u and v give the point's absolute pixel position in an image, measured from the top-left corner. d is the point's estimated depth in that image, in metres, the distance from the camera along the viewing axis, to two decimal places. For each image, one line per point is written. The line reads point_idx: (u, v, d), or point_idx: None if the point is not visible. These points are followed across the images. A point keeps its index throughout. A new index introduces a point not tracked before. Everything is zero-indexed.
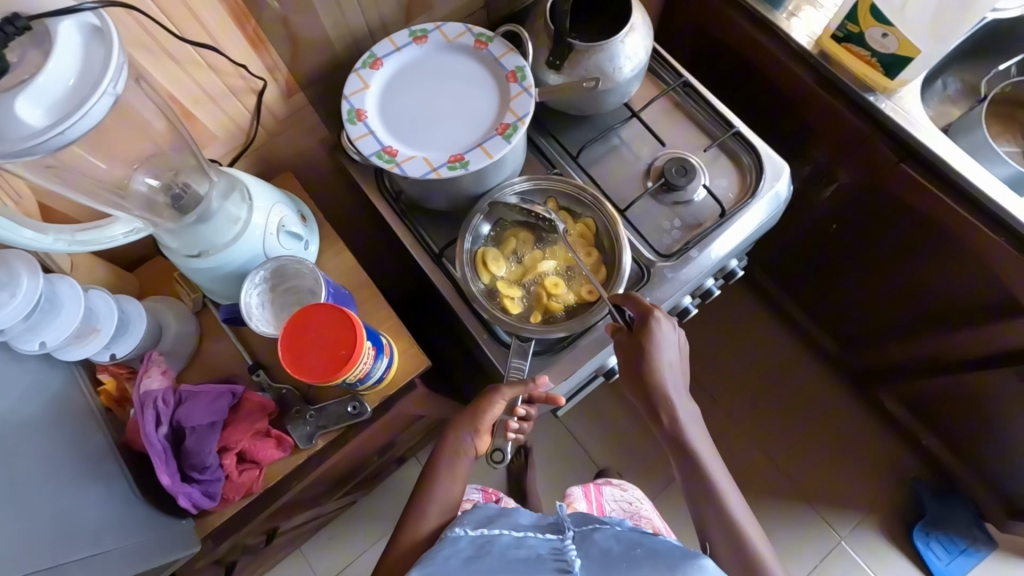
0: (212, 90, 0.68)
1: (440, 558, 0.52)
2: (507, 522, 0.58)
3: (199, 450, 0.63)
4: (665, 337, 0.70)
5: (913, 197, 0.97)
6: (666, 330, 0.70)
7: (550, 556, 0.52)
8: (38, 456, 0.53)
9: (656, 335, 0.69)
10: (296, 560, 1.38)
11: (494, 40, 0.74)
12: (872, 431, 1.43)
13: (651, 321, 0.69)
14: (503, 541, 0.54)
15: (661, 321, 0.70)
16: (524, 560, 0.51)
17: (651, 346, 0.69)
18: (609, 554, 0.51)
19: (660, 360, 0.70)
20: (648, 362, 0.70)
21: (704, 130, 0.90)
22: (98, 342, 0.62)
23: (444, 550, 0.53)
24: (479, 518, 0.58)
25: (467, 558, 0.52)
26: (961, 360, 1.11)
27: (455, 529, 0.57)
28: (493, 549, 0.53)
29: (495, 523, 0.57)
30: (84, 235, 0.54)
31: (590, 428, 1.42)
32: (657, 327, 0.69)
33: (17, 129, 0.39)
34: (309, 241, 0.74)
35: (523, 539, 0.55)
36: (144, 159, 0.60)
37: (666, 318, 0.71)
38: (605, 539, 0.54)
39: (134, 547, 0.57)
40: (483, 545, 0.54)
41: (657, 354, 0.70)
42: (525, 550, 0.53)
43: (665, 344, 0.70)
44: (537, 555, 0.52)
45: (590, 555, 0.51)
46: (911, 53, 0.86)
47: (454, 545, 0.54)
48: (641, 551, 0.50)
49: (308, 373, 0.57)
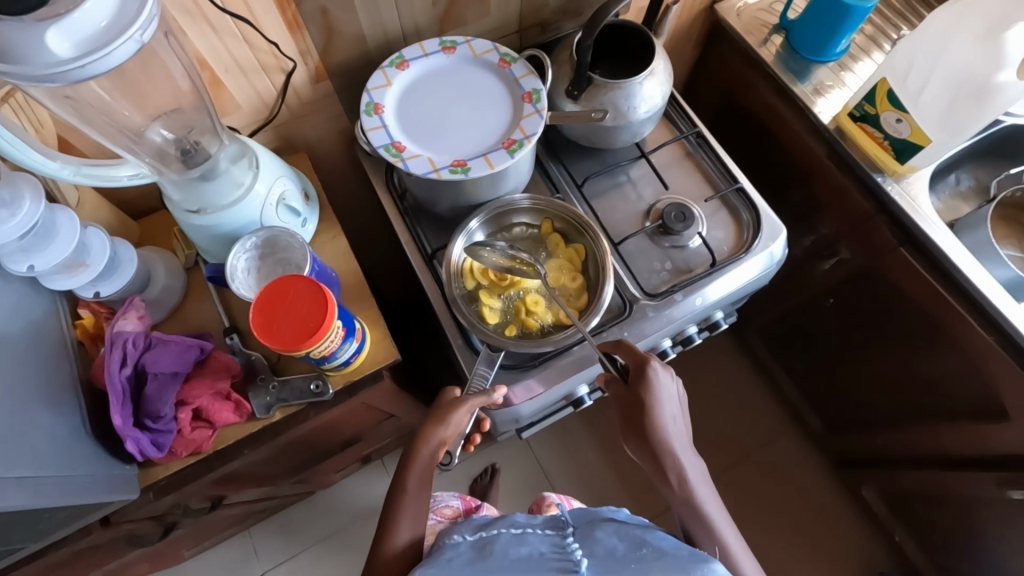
0: (244, 63, 0.71)
1: (443, 561, 0.55)
2: (505, 522, 0.60)
3: (157, 397, 0.65)
4: (662, 387, 0.70)
5: (911, 285, 0.94)
6: (664, 379, 0.70)
7: (554, 554, 0.54)
8: (4, 369, 0.55)
9: (653, 384, 0.69)
10: (242, 541, 1.36)
11: (517, 61, 0.78)
12: (845, 521, 1.36)
13: (648, 369, 0.70)
14: (504, 540, 0.57)
15: (657, 369, 0.70)
16: (528, 559, 0.54)
17: (650, 395, 0.69)
18: (613, 554, 0.53)
19: (662, 411, 0.69)
20: (648, 411, 0.69)
21: (710, 181, 0.91)
22: (84, 277, 0.65)
23: (446, 554, 0.55)
24: (479, 524, 0.61)
25: (470, 559, 0.54)
26: (941, 461, 1.06)
27: (455, 535, 0.59)
28: (496, 550, 0.55)
29: (495, 525, 0.59)
30: (92, 168, 0.58)
31: (559, 461, 1.40)
32: (654, 376, 0.70)
33: (44, 56, 0.42)
34: (307, 219, 0.76)
35: (524, 536, 0.57)
36: (165, 112, 0.63)
37: (663, 367, 0.71)
38: (607, 536, 0.55)
39: (72, 479, 0.57)
40: (485, 546, 0.56)
41: (659, 404, 0.69)
42: (528, 548, 0.55)
43: (665, 395, 0.70)
44: (541, 554, 0.54)
45: (595, 554, 0.53)
46: (923, 141, 0.85)
47: (456, 549, 0.56)
48: (647, 551, 0.52)
49: (274, 338, 0.58)
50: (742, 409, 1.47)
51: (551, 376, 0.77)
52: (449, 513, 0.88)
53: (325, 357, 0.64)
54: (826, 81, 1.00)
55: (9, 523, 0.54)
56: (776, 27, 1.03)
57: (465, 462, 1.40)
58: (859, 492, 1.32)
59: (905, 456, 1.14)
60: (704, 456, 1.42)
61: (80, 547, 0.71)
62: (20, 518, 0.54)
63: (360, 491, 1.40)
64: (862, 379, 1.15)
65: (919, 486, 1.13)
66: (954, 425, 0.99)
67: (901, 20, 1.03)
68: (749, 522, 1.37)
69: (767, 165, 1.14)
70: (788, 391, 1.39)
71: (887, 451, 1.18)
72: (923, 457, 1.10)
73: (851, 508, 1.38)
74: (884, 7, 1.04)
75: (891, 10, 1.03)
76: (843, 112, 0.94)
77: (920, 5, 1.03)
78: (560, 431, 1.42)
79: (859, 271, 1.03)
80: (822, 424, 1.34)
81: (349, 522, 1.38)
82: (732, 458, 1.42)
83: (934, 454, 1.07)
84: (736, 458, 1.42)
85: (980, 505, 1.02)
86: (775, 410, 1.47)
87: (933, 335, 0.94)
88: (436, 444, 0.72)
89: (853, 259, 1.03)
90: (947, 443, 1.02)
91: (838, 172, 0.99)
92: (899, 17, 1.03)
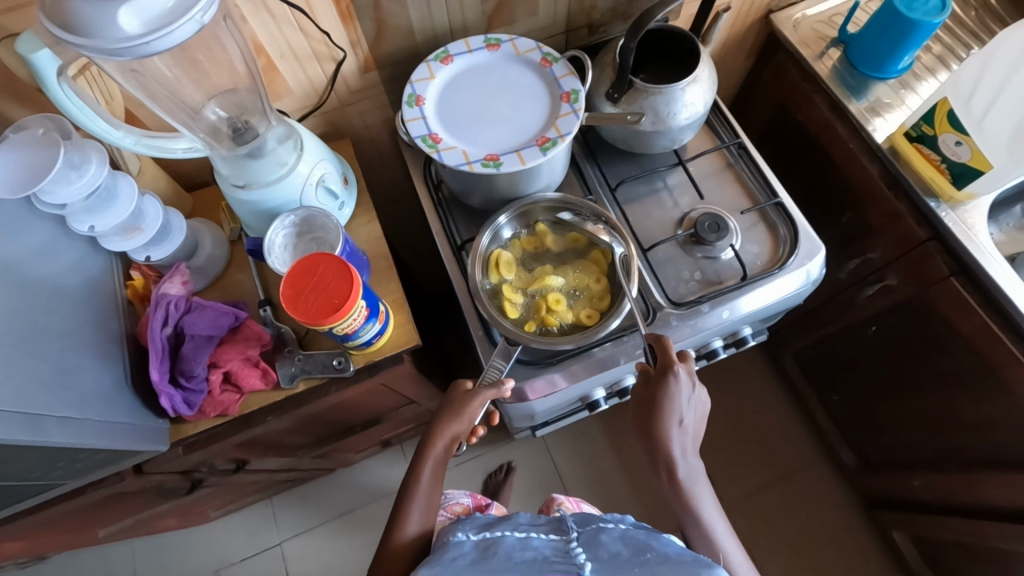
0: (298, 49, 0.74)
1: (446, 560, 0.53)
2: (508, 524, 0.58)
3: (192, 358, 0.69)
4: (679, 395, 0.69)
5: (959, 318, 0.87)
6: (685, 392, 0.70)
7: (557, 558, 0.52)
8: (62, 316, 0.60)
9: (671, 390, 0.69)
10: (265, 509, 1.42)
11: (559, 61, 0.79)
12: (873, 564, 1.29)
13: (670, 376, 0.69)
14: (508, 542, 0.55)
15: (679, 377, 0.69)
16: (532, 562, 0.52)
17: (664, 399, 0.69)
18: (618, 558, 0.51)
19: (672, 415, 0.70)
20: (658, 413, 0.70)
21: (749, 194, 0.89)
22: (138, 241, 0.70)
23: (449, 553, 0.53)
24: (480, 524, 0.58)
25: (472, 560, 0.52)
26: (979, 509, 1.00)
27: (457, 533, 0.57)
28: (499, 551, 0.53)
29: (498, 527, 0.57)
30: (152, 140, 0.63)
31: (575, 466, 1.39)
32: (673, 384, 0.69)
33: (114, 31, 0.47)
34: (345, 203, 0.79)
35: (527, 541, 0.55)
36: (221, 92, 0.69)
37: (687, 378, 0.70)
38: (612, 541, 0.54)
39: (112, 424, 0.62)
40: (488, 547, 0.54)
41: (672, 410, 0.69)
42: (532, 552, 0.54)
43: (680, 404, 0.70)
44: (543, 557, 0.53)
45: (600, 558, 0.52)
46: (983, 166, 0.79)
47: (459, 549, 0.54)
48: (652, 556, 0.51)
49: (300, 311, 0.61)
50: (769, 433, 1.42)
51: (568, 376, 0.77)
52: (460, 511, 0.86)
53: (347, 335, 0.67)
54: (883, 98, 0.95)
55: (51, 458, 0.59)
56: (834, 40, 0.99)
57: (480, 458, 1.41)
58: (888, 533, 1.26)
59: (942, 500, 1.07)
60: (726, 478, 1.38)
61: (114, 492, 0.76)
62: (60, 455, 0.59)
63: (378, 473, 1.43)
64: (901, 413, 1.09)
65: (953, 535, 1.06)
66: (997, 473, 0.93)
67: (973, 39, 0.97)
68: (766, 550, 1.31)
69: (814, 184, 1.10)
70: (820, 420, 1.33)
71: (921, 493, 1.11)
72: (962, 504, 1.03)
73: (879, 550, 1.30)
74: (955, 25, 0.98)
75: (962, 29, 0.98)
76: (900, 132, 0.89)
77: (995, 24, 0.97)
78: (578, 437, 1.41)
79: (905, 302, 0.96)
80: (854, 458, 1.28)
81: (366, 501, 1.41)
82: (756, 484, 1.37)
83: (969, 502, 1.00)
84: (758, 482, 1.37)
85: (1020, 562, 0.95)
86: (806, 440, 1.41)
87: (981, 376, 0.88)
88: (450, 438, 0.74)
89: (900, 287, 0.96)
90: (986, 491, 0.95)
91: (891, 195, 0.93)
92: (971, 35, 0.97)
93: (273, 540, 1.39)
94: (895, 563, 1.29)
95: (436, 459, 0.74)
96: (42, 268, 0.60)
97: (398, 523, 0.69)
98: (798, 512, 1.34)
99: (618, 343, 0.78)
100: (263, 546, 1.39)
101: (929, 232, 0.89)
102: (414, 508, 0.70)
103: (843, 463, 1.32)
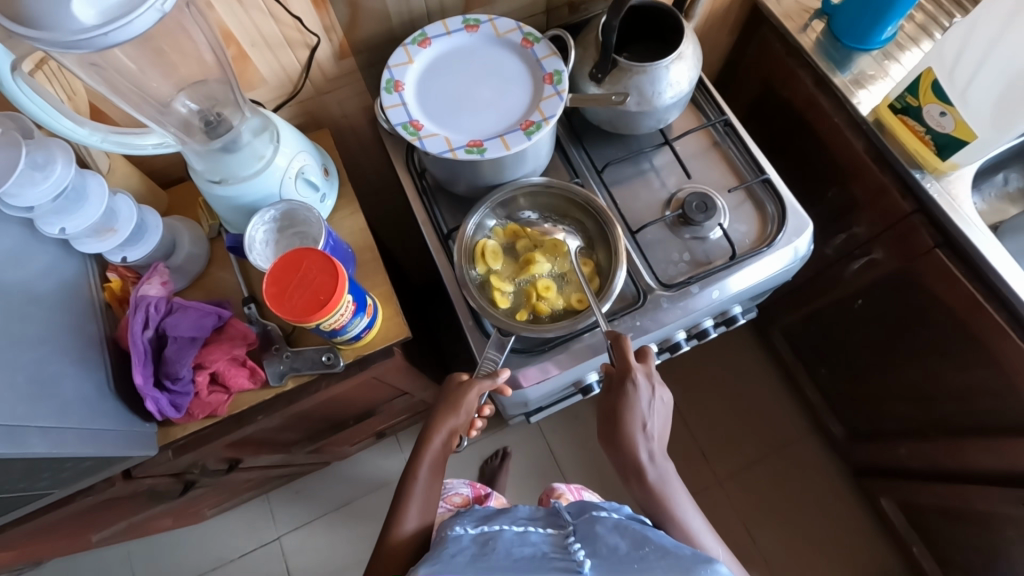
0: (270, 36, 0.72)
1: (445, 557, 0.52)
2: (506, 518, 0.60)
3: (176, 360, 0.67)
4: (638, 402, 0.70)
5: (944, 288, 0.88)
6: (644, 399, 0.70)
7: (557, 554, 0.52)
8: (38, 324, 0.58)
9: (631, 399, 0.70)
10: (262, 504, 1.42)
11: (541, 42, 0.77)
12: (862, 530, 1.33)
13: (628, 384, 0.70)
14: (506, 538, 0.55)
15: (638, 385, 0.70)
16: (532, 558, 0.52)
17: (624, 408, 0.70)
18: (617, 553, 0.51)
19: (633, 422, 0.70)
20: (620, 422, 0.71)
21: (736, 172, 0.88)
22: (113, 242, 0.68)
23: (448, 549, 0.53)
24: (478, 518, 0.60)
25: (472, 556, 0.52)
26: (965, 473, 1.02)
27: (456, 528, 0.57)
28: (497, 547, 0.54)
29: (496, 521, 0.59)
30: (120, 136, 0.60)
31: (570, 448, 1.40)
32: (632, 391, 0.70)
33: (70, 23, 0.45)
34: (326, 194, 0.77)
35: (526, 535, 0.56)
36: (190, 84, 0.66)
37: (646, 383, 0.70)
38: (609, 533, 0.54)
39: (96, 431, 0.61)
40: (487, 542, 0.55)
41: (633, 416, 0.70)
42: (531, 548, 0.54)
43: (642, 410, 0.70)
44: (542, 553, 0.53)
45: (599, 554, 0.51)
46: (967, 136, 0.79)
47: (458, 543, 0.54)
48: (650, 549, 0.50)
49: (284, 308, 0.60)
50: (759, 407, 1.44)
51: (559, 363, 0.77)
52: (459, 501, 0.86)
53: (335, 330, 0.66)
54: (868, 71, 0.94)
55: (36, 468, 0.58)
56: (817, 12, 0.98)
57: (476, 444, 1.41)
58: (876, 500, 1.29)
59: (927, 467, 1.10)
60: (719, 453, 1.40)
61: (104, 497, 0.75)
62: (45, 464, 0.58)
63: (374, 464, 1.43)
64: (888, 384, 1.11)
65: (939, 500, 1.09)
66: (980, 439, 0.95)
67: (956, 7, 0.96)
68: (758, 521, 1.33)
69: (800, 160, 1.09)
70: (808, 393, 1.35)
71: (908, 460, 1.13)
72: (947, 470, 1.05)
73: (867, 516, 1.33)
74: None
75: None
76: (885, 105, 0.89)
77: None
78: (572, 419, 1.42)
79: (891, 275, 0.97)
80: (843, 430, 1.30)
81: (363, 492, 1.41)
82: (748, 459, 1.39)
83: (954, 467, 1.03)
84: (750, 456, 1.39)
85: (1003, 523, 0.98)
86: (796, 413, 1.43)
87: (965, 345, 0.89)
88: (448, 432, 0.73)
89: (886, 261, 0.97)
90: (971, 456, 0.98)
91: (877, 169, 0.93)
92: (954, 4, 0.96)
93: (271, 535, 1.39)
94: (884, 529, 1.32)
95: (433, 455, 0.73)
96: (13, 275, 0.58)
97: (396, 520, 0.69)
98: (789, 484, 1.37)
99: (608, 328, 0.78)
100: (261, 542, 1.39)
101: (914, 205, 0.89)
102: (413, 504, 0.70)
103: (832, 434, 1.34)
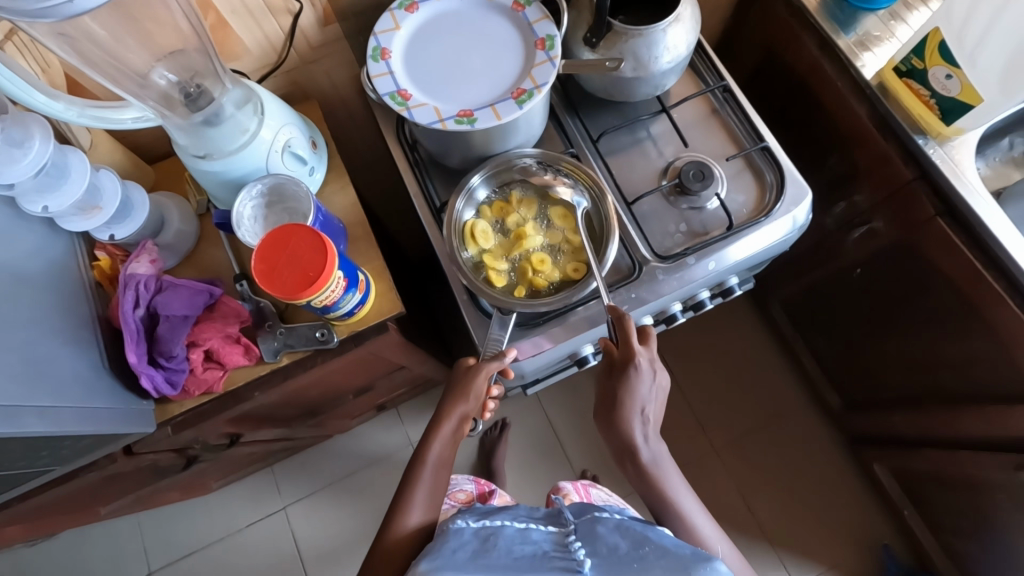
0: (249, 2, 0.69)
1: (446, 552, 0.53)
2: (507, 514, 0.59)
3: (169, 338, 0.67)
4: (639, 386, 0.70)
5: (944, 257, 0.87)
6: (645, 383, 0.70)
7: (557, 553, 0.53)
8: (28, 305, 0.58)
9: (633, 383, 0.70)
10: (267, 477, 1.45)
11: (532, 4, 0.74)
12: (854, 494, 1.35)
13: (631, 370, 0.69)
14: (507, 534, 0.55)
15: (640, 369, 0.70)
16: (532, 557, 0.53)
17: (626, 393, 0.70)
18: (617, 552, 0.52)
19: (632, 406, 0.71)
20: (619, 406, 0.71)
21: (734, 139, 0.86)
22: (98, 220, 0.67)
23: (449, 545, 0.54)
24: (479, 513, 0.59)
25: (473, 553, 0.53)
26: (958, 440, 1.03)
27: (457, 521, 0.57)
28: (499, 544, 0.54)
29: (497, 516, 0.58)
30: (97, 110, 0.59)
31: (568, 419, 1.42)
32: (634, 376, 0.70)
33: None
34: (315, 168, 0.75)
35: (527, 533, 0.56)
36: (167, 54, 0.64)
37: (648, 367, 0.70)
38: (609, 532, 0.54)
39: (93, 410, 0.61)
40: (488, 538, 0.55)
41: (632, 400, 0.71)
42: (532, 546, 0.54)
43: (642, 395, 0.71)
44: (543, 552, 0.53)
45: (599, 554, 0.52)
46: (973, 101, 0.77)
47: (459, 538, 0.55)
48: (650, 549, 0.52)
49: (275, 287, 0.59)
50: (756, 377, 1.45)
51: (554, 337, 0.77)
52: (463, 499, 0.88)
53: (327, 307, 0.65)
54: (872, 32, 0.91)
55: (35, 447, 0.58)
56: None
57: None
58: (870, 466, 1.31)
59: (921, 434, 1.11)
60: (715, 422, 1.42)
61: (107, 473, 0.76)
62: (45, 443, 0.58)
63: (375, 437, 1.46)
64: (884, 352, 1.11)
65: (931, 466, 1.11)
66: (974, 406, 0.96)
67: None
68: (753, 487, 1.36)
69: (801, 127, 1.07)
70: (805, 363, 1.36)
71: (902, 427, 1.15)
72: (940, 437, 1.06)
73: (860, 481, 1.36)
74: None
75: None
76: (889, 67, 0.86)
77: None
78: (570, 391, 1.44)
79: (890, 244, 0.96)
80: (838, 398, 1.31)
81: (365, 464, 1.44)
82: (744, 427, 1.41)
83: (948, 434, 1.04)
84: (746, 425, 1.41)
85: (993, 487, 0.99)
86: (792, 382, 1.44)
87: (963, 314, 0.89)
88: (458, 419, 0.74)
89: (886, 230, 0.95)
90: (965, 423, 0.98)
91: (878, 135, 0.90)
92: None
93: (276, 506, 1.43)
94: (876, 494, 1.35)
95: (446, 438, 0.74)
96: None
97: (399, 515, 0.69)
98: (784, 451, 1.39)
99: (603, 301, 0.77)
100: (267, 512, 1.42)
101: (916, 171, 0.87)
102: (420, 491, 0.71)
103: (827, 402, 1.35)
